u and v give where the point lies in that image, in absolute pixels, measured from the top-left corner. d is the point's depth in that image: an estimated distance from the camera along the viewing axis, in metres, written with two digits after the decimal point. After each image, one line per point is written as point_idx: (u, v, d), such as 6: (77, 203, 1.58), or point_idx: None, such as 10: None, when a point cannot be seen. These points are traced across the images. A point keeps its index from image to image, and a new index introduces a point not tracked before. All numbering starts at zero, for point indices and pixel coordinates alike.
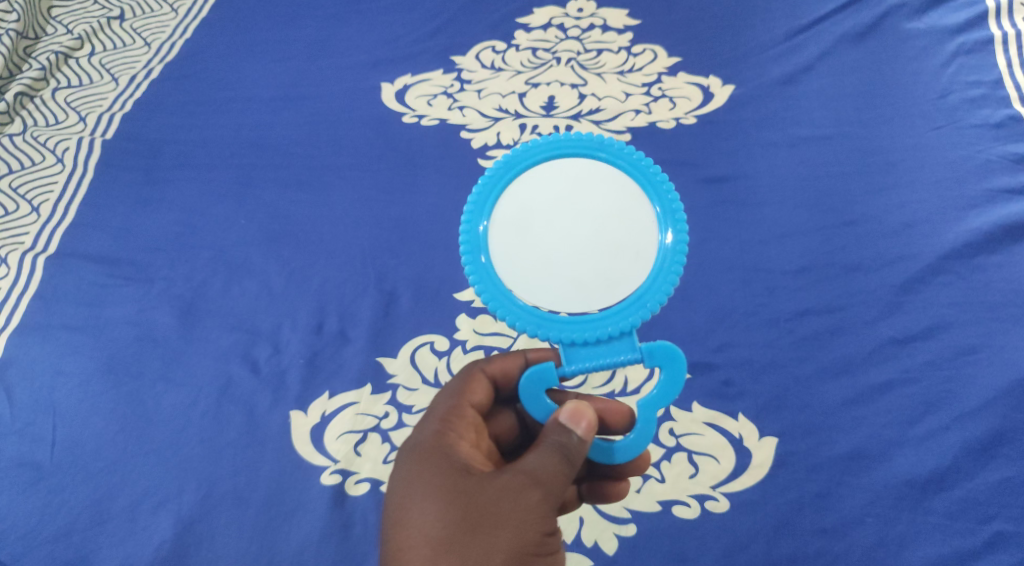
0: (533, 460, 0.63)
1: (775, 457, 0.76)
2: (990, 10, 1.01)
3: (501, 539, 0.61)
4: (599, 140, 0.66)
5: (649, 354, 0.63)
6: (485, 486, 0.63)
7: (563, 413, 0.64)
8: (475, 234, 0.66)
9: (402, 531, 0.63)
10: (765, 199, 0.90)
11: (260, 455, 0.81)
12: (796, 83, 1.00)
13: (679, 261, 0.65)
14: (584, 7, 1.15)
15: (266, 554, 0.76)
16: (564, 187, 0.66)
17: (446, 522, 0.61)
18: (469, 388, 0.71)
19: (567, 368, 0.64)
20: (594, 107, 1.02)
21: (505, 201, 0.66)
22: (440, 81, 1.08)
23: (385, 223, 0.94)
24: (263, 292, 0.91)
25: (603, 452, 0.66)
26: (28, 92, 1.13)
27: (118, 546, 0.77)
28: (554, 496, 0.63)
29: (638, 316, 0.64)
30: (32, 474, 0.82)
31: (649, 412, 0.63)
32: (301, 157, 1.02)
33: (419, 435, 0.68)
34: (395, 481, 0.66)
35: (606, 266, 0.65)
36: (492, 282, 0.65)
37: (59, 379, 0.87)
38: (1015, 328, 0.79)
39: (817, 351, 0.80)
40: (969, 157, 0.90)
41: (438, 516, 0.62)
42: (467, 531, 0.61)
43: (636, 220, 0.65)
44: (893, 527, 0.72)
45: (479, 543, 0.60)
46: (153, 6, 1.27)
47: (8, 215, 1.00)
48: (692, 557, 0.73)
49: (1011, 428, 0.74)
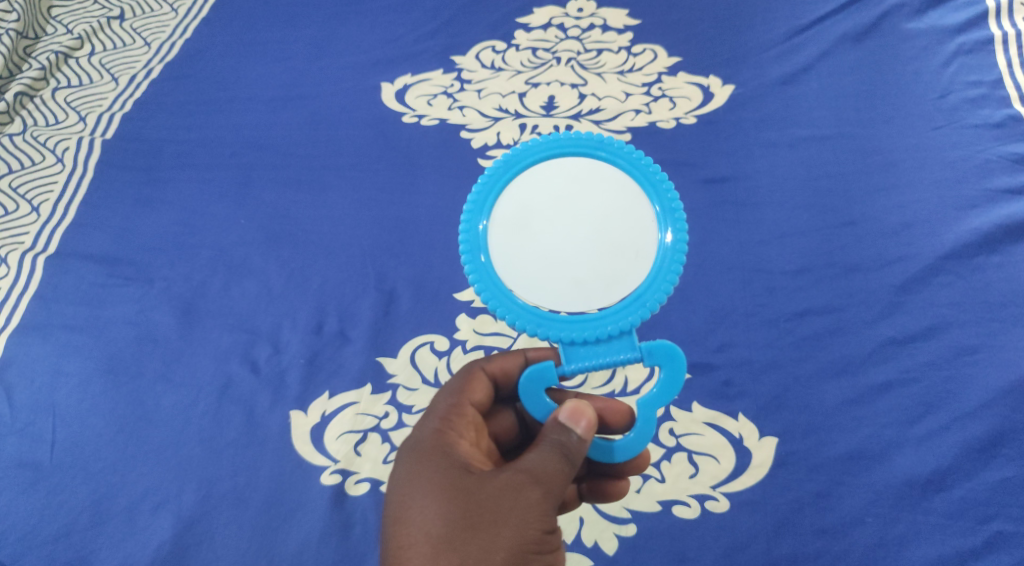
0: (533, 459, 0.64)
1: (776, 458, 0.76)
2: (990, 10, 1.01)
3: (501, 537, 0.61)
4: (598, 140, 0.66)
5: (649, 353, 0.63)
6: (485, 484, 0.63)
7: (562, 411, 0.64)
8: (475, 233, 0.66)
9: (402, 529, 0.62)
10: (765, 199, 0.90)
11: (259, 455, 0.81)
12: (796, 83, 1.00)
13: (679, 261, 0.65)
14: (584, 7, 1.15)
15: (266, 554, 0.76)
16: (563, 186, 0.66)
17: (446, 520, 0.61)
18: (469, 387, 0.71)
19: (566, 367, 0.64)
20: (594, 107, 1.02)
21: (505, 201, 0.66)
22: (440, 81, 1.08)
23: (385, 223, 0.94)
24: (263, 292, 0.91)
25: (603, 451, 0.65)
26: (28, 92, 1.13)
27: (118, 546, 0.77)
28: (554, 495, 0.63)
29: (638, 315, 0.64)
30: (32, 474, 0.82)
31: (649, 411, 0.63)
32: (301, 157, 1.02)
33: (419, 433, 0.68)
34: (395, 479, 0.66)
35: (606, 266, 0.65)
36: (492, 281, 0.65)
37: (59, 379, 0.87)
38: (1014, 328, 0.79)
39: (817, 351, 0.80)
40: (969, 157, 0.90)
41: (438, 514, 0.62)
42: (467, 528, 0.61)
43: (635, 219, 0.65)
44: (893, 527, 0.72)
45: (480, 541, 0.60)
46: (153, 6, 1.27)
47: (8, 215, 1.00)
48: (692, 557, 0.73)
49: (1011, 428, 0.74)
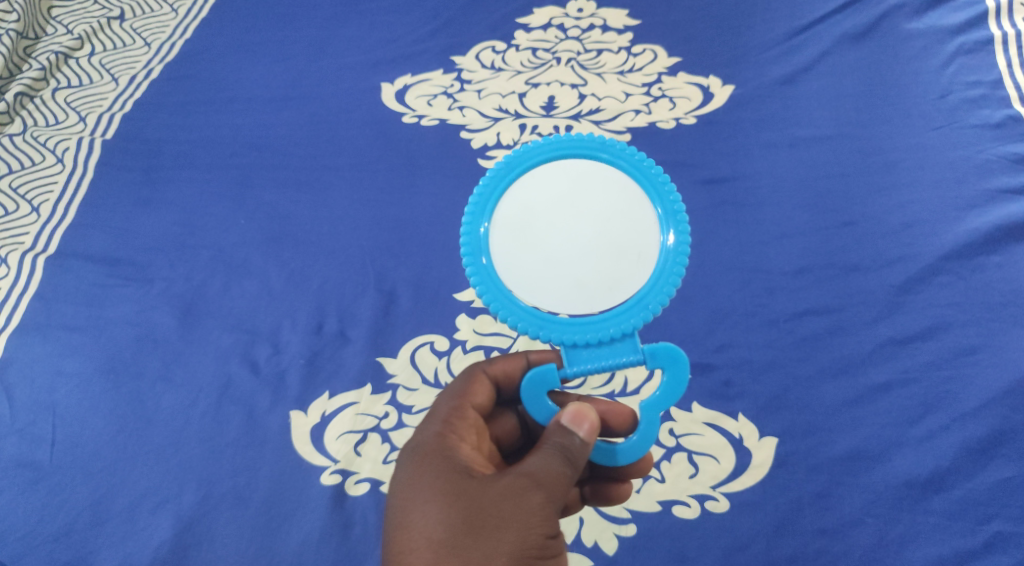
0: (536, 462, 0.64)
1: (775, 458, 0.76)
2: (990, 10, 1.02)
3: (503, 542, 0.60)
4: (601, 141, 0.66)
5: (652, 356, 0.63)
6: (487, 489, 0.63)
7: (565, 415, 0.65)
8: (476, 235, 0.66)
9: (404, 534, 0.62)
10: (765, 199, 0.90)
11: (260, 455, 0.81)
12: (796, 83, 1.00)
13: (681, 263, 0.64)
14: (584, 7, 1.15)
15: (266, 554, 0.76)
16: (564, 188, 0.66)
17: (449, 525, 0.61)
18: (471, 390, 0.71)
19: (569, 369, 0.64)
20: (594, 107, 1.02)
21: (506, 203, 0.66)
22: (440, 81, 1.08)
23: (385, 223, 0.94)
24: (263, 292, 0.91)
25: (605, 454, 0.66)
26: (28, 93, 1.14)
27: (117, 547, 0.77)
28: (557, 499, 0.63)
29: (641, 317, 0.64)
30: (32, 474, 0.82)
31: (652, 414, 0.64)
32: (301, 157, 1.02)
33: (421, 437, 0.68)
34: (396, 483, 0.66)
35: (608, 267, 0.65)
36: (493, 283, 0.65)
37: (60, 379, 0.87)
38: (1014, 328, 0.79)
39: (818, 351, 0.80)
40: (969, 157, 0.90)
41: (440, 519, 0.62)
42: (470, 533, 0.61)
43: (638, 222, 0.65)
44: (892, 526, 0.72)
45: (482, 545, 0.60)
46: (153, 6, 1.27)
47: (8, 215, 1.00)
48: (692, 557, 0.73)
49: (1011, 428, 0.74)
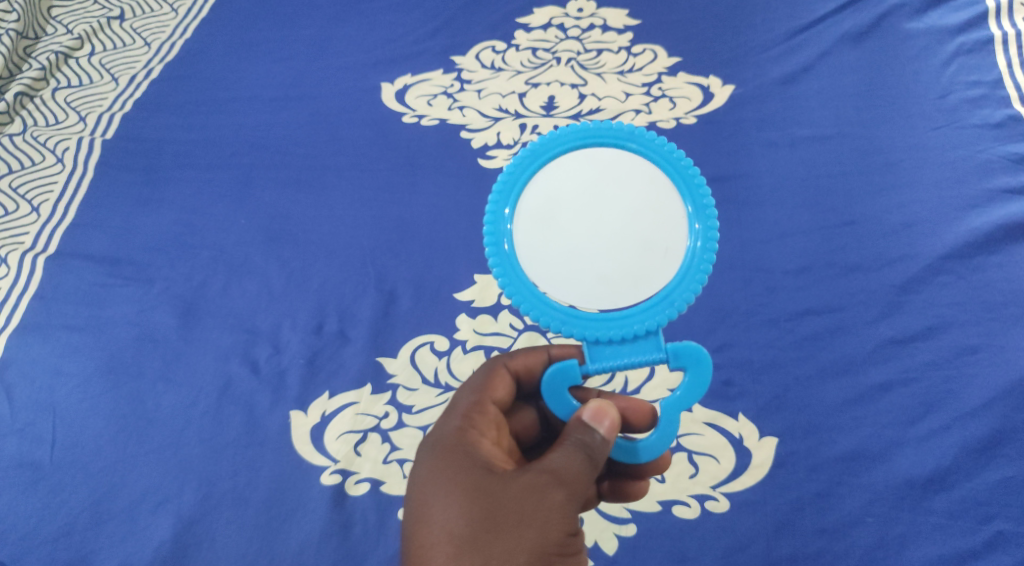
0: (558, 458, 0.63)
1: (776, 457, 0.76)
2: (990, 10, 1.02)
3: (524, 538, 0.60)
4: (629, 130, 0.65)
5: (675, 355, 0.63)
6: (508, 484, 0.63)
7: (586, 411, 0.65)
8: (500, 223, 0.65)
9: (423, 528, 0.62)
10: (765, 199, 0.90)
11: (260, 455, 0.81)
12: (795, 83, 1.00)
13: (708, 259, 0.64)
14: (584, 7, 1.16)
15: (266, 554, 0.76)
16: (590, 178, 0.65)
17: (469, 520, 0.61)
18: (491, 384, 0.71)
19: (591, 365, 0.64)
20: (594, 107, 1.02)
21: (530, 192, 0.65)
22: (439, 81, 1.08)
23: (385, 223, 0.94)
24: (264, 292, 0.91)
25: (626, 452, 0.66)
26: (28, 92, 1.14)
27: (117, 547, 0.77)
28: (577, 497, 0.63)
29: (666, 314, 0.64)
30: (32, 475, 0.82)
31: (673, 412, 0.63)
32: (301, 157, 1.02)
33: (441, 431, 0.68)
34: (415, 477, 0.66)
35: (633, 262, 0.64)
36: (516, 274, 0.65)
37: (60, 379, 0.87)
38: (1014, 328, 0.79)
39: (818, 351, 0.80)
40: (969, 157, 0.90)
41: (461, 513, 0.62)
42: (490, 529, 0.61)
43: (666, 216, 0.64)
44: (891, 527, 0.72)
45: (503, 542, 0.60)
46: (153, 6, 1.27)
47: (8, 215, 1.00)
48: (692, 557, 0.73)
49: (1012, 427, 0.74)
